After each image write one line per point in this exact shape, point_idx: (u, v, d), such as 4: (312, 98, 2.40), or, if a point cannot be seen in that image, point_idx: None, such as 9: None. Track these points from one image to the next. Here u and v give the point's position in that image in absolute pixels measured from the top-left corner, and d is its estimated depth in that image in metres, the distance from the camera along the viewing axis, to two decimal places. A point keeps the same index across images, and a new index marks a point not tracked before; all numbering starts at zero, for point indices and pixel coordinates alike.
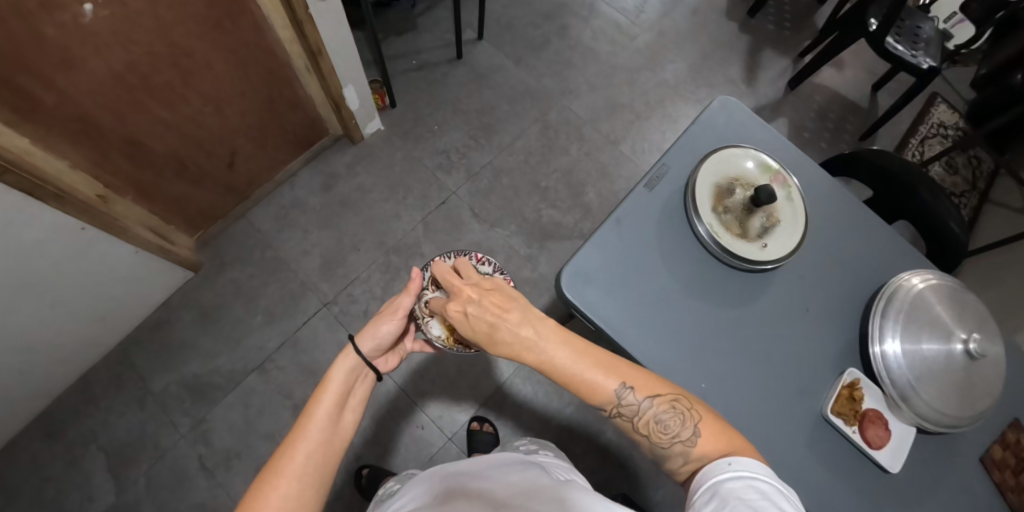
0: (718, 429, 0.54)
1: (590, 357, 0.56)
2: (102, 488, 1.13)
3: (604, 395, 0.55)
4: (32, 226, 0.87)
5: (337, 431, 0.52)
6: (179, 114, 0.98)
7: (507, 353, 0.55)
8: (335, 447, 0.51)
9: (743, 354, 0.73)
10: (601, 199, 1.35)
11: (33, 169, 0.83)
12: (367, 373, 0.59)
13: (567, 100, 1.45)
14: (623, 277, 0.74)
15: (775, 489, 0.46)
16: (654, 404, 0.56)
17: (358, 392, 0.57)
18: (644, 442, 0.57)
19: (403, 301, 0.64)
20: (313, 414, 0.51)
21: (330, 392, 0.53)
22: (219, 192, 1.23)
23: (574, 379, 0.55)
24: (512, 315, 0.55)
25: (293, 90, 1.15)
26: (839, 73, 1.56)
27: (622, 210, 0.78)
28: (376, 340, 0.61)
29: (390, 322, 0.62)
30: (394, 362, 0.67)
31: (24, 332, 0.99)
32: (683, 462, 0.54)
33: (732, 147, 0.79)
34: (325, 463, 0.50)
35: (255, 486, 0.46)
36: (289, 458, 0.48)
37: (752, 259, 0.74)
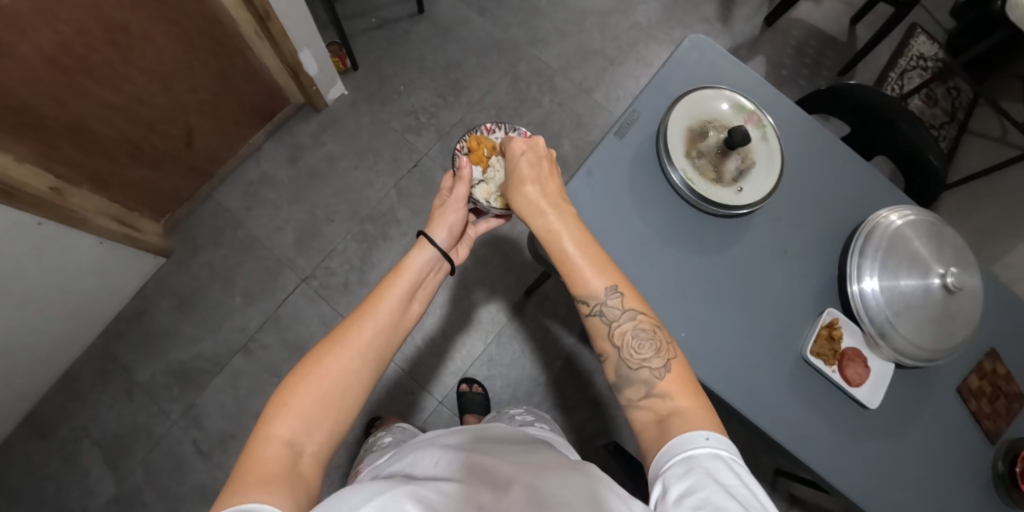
0: (686, 374, 0.55)
1: (590, 249, 0.59)
2: (103, 480, 1.17)
3: (589, 289, 0.58)
4: None
5: (403, 319, 0.56)
6: (125, 95, 0.92)
7: (521, 207, 0.63)
8: (398, 333, 0.55)
9: (723, 303, 0.73)
10: (577, 151, 1.28)
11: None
12: (440, 265, 0.64)
13: (536, 50, 1.34)
14: (596, 232, 0.71)
15: (749, 474, 0.43)
16: (635, 320, 0.57)
17: (428, 284, 0.62)
18: (611, 356, 0.58)
19: (460, 191, 0.69)
20: (387, 296, 0.55)
21: (406, 278, 0.57)
22: (182, 175, 1.16)
23: (568, 259, 0.59)
24: (548, 188, 0.64)
25: (245, 58, 1.07)
26: (817, 6, 1.43)
27: (593, 160, 0.74)
28: (446, 228, 0.67)
29: (453, 212, 0.68)
30: (465, 253, 0.73)
31: None
32: (644, 393, 0.54)
33: (703, 88, 0.76)
34: (386, 346, 0.53)
35: (316, 350, 0.49)
36: (357, 334, 0.51)
37: (727, 204, 0.72)
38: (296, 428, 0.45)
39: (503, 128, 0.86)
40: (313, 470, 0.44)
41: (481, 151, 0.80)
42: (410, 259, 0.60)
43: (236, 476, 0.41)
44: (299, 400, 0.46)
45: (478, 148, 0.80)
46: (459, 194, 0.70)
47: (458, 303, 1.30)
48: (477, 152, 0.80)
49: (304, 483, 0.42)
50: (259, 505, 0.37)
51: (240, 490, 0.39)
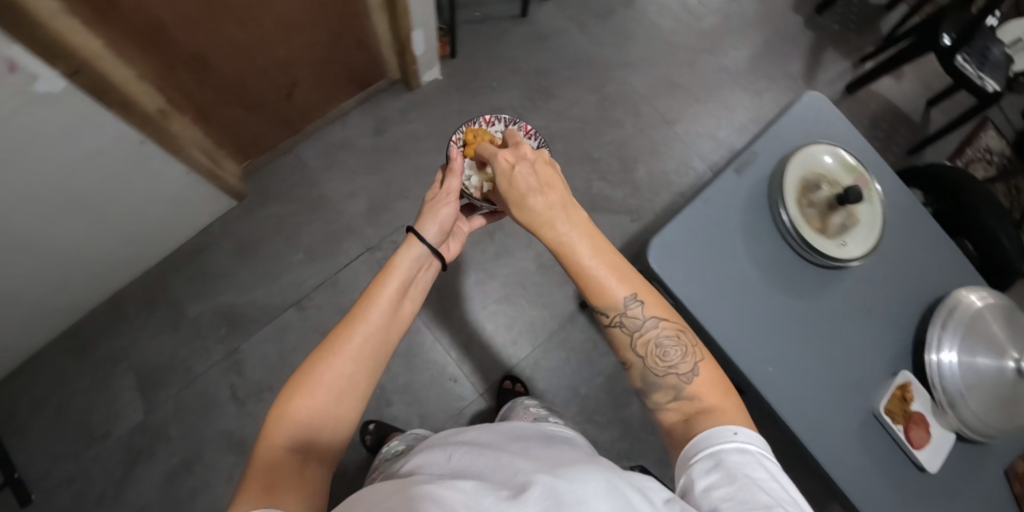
0: (716, 377, 0.56)
1: (607, 259, 0.57)
2: (133, 405, 1.18)
3: (611, 298, 0.57)
4: (96, 133, 0.87)
5: (397, 317, 0.56)
6: (249, 36, 0.94)
7: (529, 219, 0.58)
8: (393, 331, 0.56)
9: (809, 347, 0.76)
10: (651, 177, 1.31)
11: (97, 72, 0.80)
12: (430, 263, 0.65)
13: (627, 73, 1.37)
14: (705, 257, 0.75)
15: (777, 469, 0.45)
16: (659, 326, 0.58)
17: (419, 282, 0.62)
18: (635, 363, 0.59)
19: (452, 185, 0.70)
20: (378, 297, 0.55)
21: (395, 278, 0.57)
22: (274, 125, 1.18)
23: (585, 273, 0.57)
24: (553, 195, 0.58)
25: (361, 26, 1.09)
26: (898, 83, 1.48)
27: (711, 190, 0.78)
28: (437, 223, 0.67)
29: (445, 206, 0.68)
30: (456, 247, 0.74)
31: (63, 243, 0.99)
32: (673, 396, 0.56)
33: (816, 144, 0.81)
34: (379, 346, 0.53)
35: (312, 357, 0.50)
36: (347, 338, 0.52)
37: (832, 255, 0.76)
38: (300, 436, 0.46)
39: (503, 121, 0.88)
40: (314, 474, 0.46)
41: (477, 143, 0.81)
42: (399, 256, 0.60)
43: (244, 484, 0.43)
44: (297, 411, 0.48)
45: (472, 141, 0.81)
46: (451, 186, 0.70)
47: None
48: (473, 143, 0.81)
49: (308, 488, 0.44)
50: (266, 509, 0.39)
51: (246, 497, 0.41)
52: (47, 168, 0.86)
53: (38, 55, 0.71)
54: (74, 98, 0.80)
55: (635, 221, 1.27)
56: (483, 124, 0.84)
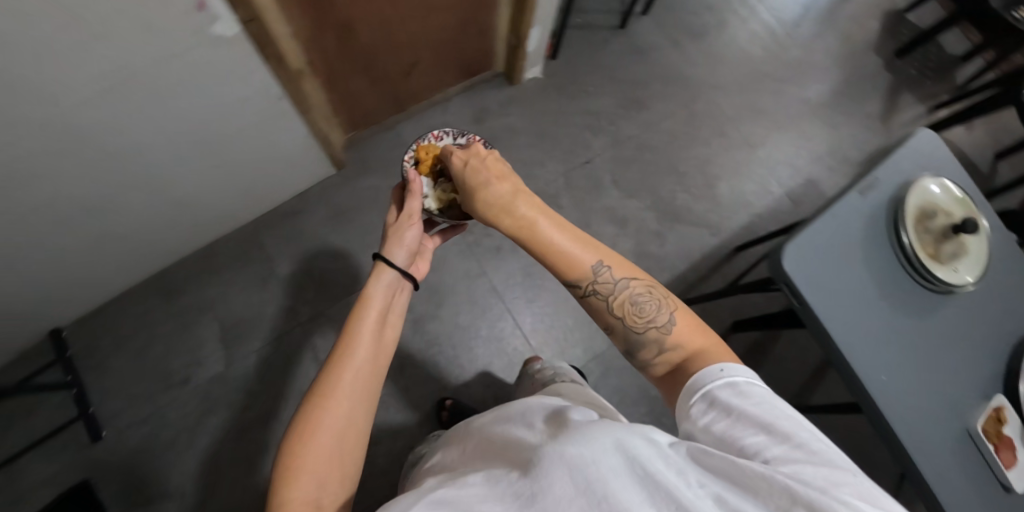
0: (693, 321, 0.54)
1: (567, 231, 0.57)
2: (213, 354, 1.20)
3: (579, 269, 0.56)
4: (244, 80, 0.91)
5: (382, 344, 0.58)
6: (394, 11, 0.99)
7: (488, 208, 0.59)
8: (380, 359, 0.57)
9: (916, 362, 0.81)
10: (731, 195, 1.36)
11: (263, 24, 0.83)
12: (403, 285, 0.66)
13: (715, 94, 1.44)
14: (830, 268, 0.81)
15: (769, 391, 0.43)
16: (630, 285, 0.56)
17: (395, 306, 0.64)
18: (617, 327, 0.57)
19: (413, 206, 0.71)
20: (359, 331, 0.57)
21: (372, 309, 0.60)
22: (386, 100, 1.22)
23: (548, 251, 0.56)
24: (508, 183, 0.60)
25: (488, 17, 1.14)
26: (967, 133, 1.54)
27: (838, 206, 0.83)
28: (404, 246, 0.69)
29: (409, 229, 0.70)
30: (424, 266, 0.76)
31: (179, 183, 1.04)
32: (658, 350, 0.53)
33: (929, 176, 0.86)
34: (370, 379, 0.55)
35: (306, 407, 0.51)
36: (337, 378, 0.53)
37: (944, 279, 0.81)
38: (313, 484, 0.47)
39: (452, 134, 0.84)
40: None
41: (430, 161, 0.80)
42: (371, 287, 0.62)
43: None
44: (306, 459, 0.48)
45: (426, 159, 0.80)
46: (414, 207, 0.72)
47: None
48: (426, 161, 0.80)
49: None
50: None
51: None
52: (193, 109, 0.91)
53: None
54: (240, 44, 0.84)
55: (715, 235, 1.32)
56: (434, 138, 0.83)
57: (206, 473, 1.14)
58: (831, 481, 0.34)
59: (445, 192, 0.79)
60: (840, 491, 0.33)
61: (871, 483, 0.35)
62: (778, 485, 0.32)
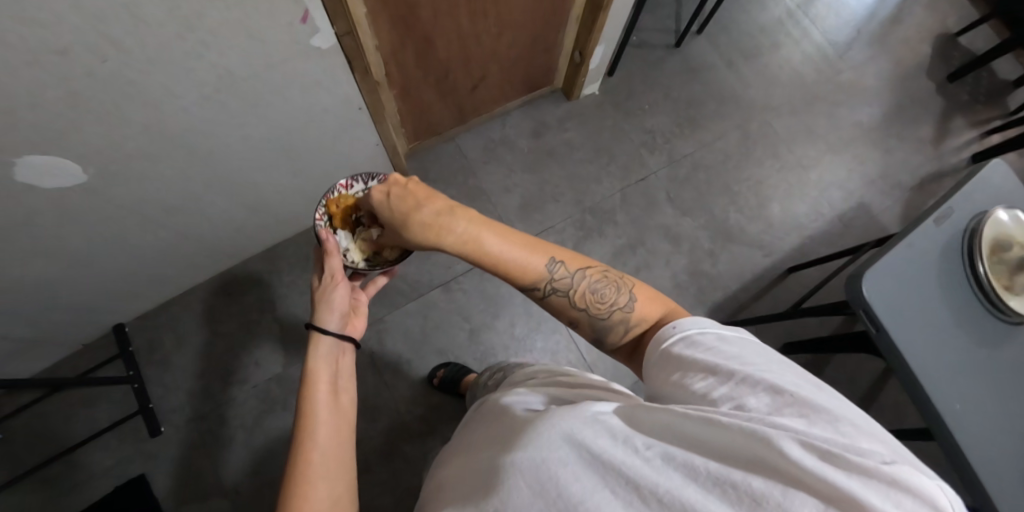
0: (648, 291, 0.56)
1: (510, 238, 0.57)
2: (271, 356, 1.23)
3: (536, 274, 0.56)
4: (329, 91, 0.93)
5: (342, 407, 0.57)
6: (472, 27, 1.01)
7: (423, 233, 0.57)
8: (344, 421, 0.56)
9: (990, 393, 0.81)
10: (784, 215, 1.37)
11: (355, 39, 0.86)
12: (345, 346, 0.64)
13: (768, 116, 1.46)
14: (904, 297, 0.81)
15: (719, 332, 0.43)
16: (583, 275, 0.57)
17: (345, 364, 0.62)
18: (583, 319, 0.58)
19: (334, 266, 0.68)
20: (314, 402, 0.55)
21: (322, 376, 0.58)
22: (451, 113, 1.25)
23: (501, 264, 0.56)
24: (438, 202, 0.58)
25: (557, 34, 1.16)
26: (1019, 159, 1.54)
27: (913, 235, 0.84)
28: (334, 308, 0.65)
29: (335, 291, 0.67)
30: (362, 324, 0.72)
31: (256, 188, 1.08)
32: (624, 329, 0.55)
33: (1002, 207, 0.87)
34: (338, 445, 0.53)
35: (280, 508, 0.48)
36: (305, 463, 0.50)
37: (1018, 310, 0.83)
38: None
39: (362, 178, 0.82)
40: None
41: (344, 213, 0.79)
42: (314, 359, 0.59)
43: None
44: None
45: (338, 210, 0.79)
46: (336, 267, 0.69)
47: None
48: (340, 213, 0.79)
49: None
50: None
51: None
52: (278, 118, 0.94)
53: (327, 13, 0.77)
54: (333, 56, 0.86)
55: (767, 256, 1.33)
56: (343, 187, 0.81)
57: (260, 472, 1.17)
58: (769, 407, 0.34)
59: (364, 241, 0.80)
60: (777, 415, 0.33)
61: (815, 391, 0.34)
62: (720, 424, 0.33)
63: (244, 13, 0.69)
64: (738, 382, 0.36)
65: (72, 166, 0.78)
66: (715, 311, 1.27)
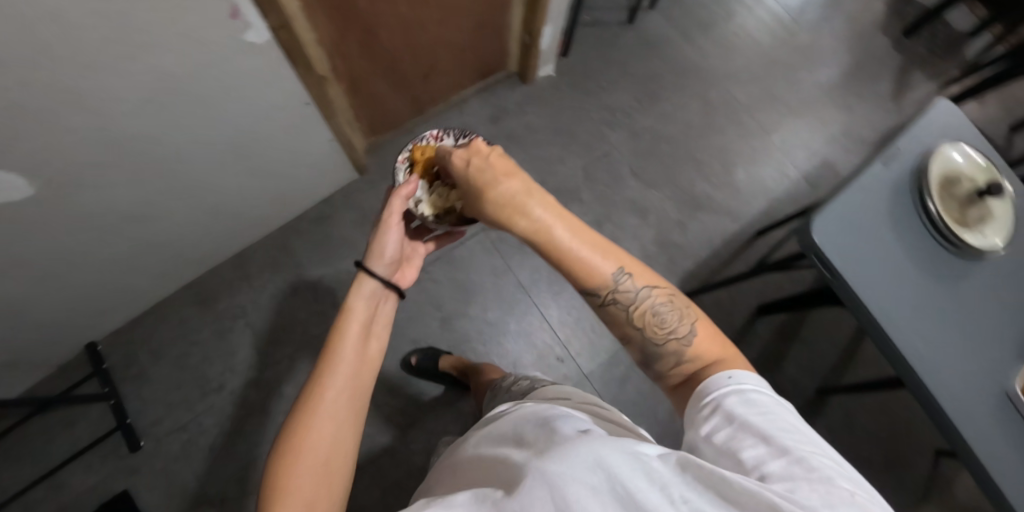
0: (711, 331, 0.56)
1: (585, 236, 0.56)
2: (246, 362, 1.22)
3: (600, 281, 0.55)
4: (273, 86, 0.93)
5: (368, 357, 0.56)
6: (414, 15, 1.01)
7: (496, 209, 0.58)
8: (368, 370, 0.56)
9: (950, 329, 0.82)
10: (750, 181, 1.38)
11: (292, 32, 0.86)
12: (388, 295, 0.65)
13: (727, 84, 1.46)
14: (858, 239, 0.81)
15: (774, 404, 0.46)
16: (652, 295, 0.56)
17: (383, 312, 0.62)
18: (635, 337, 0.58)
19: (393, 208, 0.68)
20: (342, 344, 0.55)
21: (355, 320, 0.58)
22: (407, 103, 1.25)
23: (572, 258, 0.55)
24: (514, 180, 0.58)
25: (503, 17, 1.16)
26: (981, 108, 1.54)
27: (863, 178, 0.84)
28: (384, 253, 0.66)
29: (389, 235, 0.68)
30: (411, 275, 0.74)
31: (213, 191, 1.07)
32: (675, 362, 0.55)
33: (949, 144, 0.88)
34: (357, 394, 0.53)
35: (288, 430, 0.49)
36: (320, 398, 0.51)
37: (973, 244, 0.83)
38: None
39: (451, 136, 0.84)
40: None
41: (425, 165, 0.78)
42: (353, 298, 0.60)
43: None
44: (290, 483, 0.46)
45: (421, 159, 0.79)
46: (396, 209, 0.69)
47: None
48: (420, 164, 0.79)
49: None
50: None
51: None
52: (226, 116, 0.93)
53: (257, 7, 0.77)
54: (270, 51, 0.86)
55: (736, 222, 1.33)
56: (432, 137, 0.83)
57: (243, 479, 1.16)
58: (818, 500, 0.34)
59: (440, 198, 0.79)
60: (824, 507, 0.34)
61: (859, 497, 0.36)
62: (765, 500, 0.33)
63: (172, 12, 0.68)
64: (792, 460, 0.38)
65: (19, 180, 0.77)
66: (687, 279, 1.27)
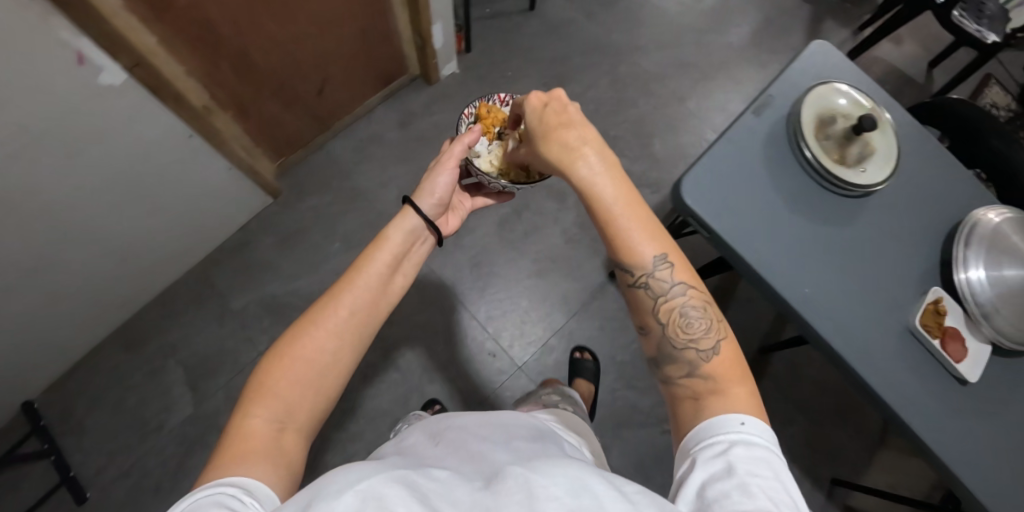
0: (738, 356, 0.53)
1: (640, 210, 0.54)
2: (182, 399, 1.21)
3: (639, 258, 0.54)
4: (147, 124, 0.92)
5: (387, 292, 0.58)
6: (286, 33, 1.01)
7: (552, 160, 0.56)
8: (380, 304, 0.57)
9: (841, 270, 0.80)
10: (668, 150, 1.36)
11: (151, 69, 0.85)
12: (425, 236, 0.66)
13: (636, 57, 1.45)
14: (732, 191, 0.80)
15: (781, 470, 0.42)
16: (686, 295, 0.55)
17: (413, 255, 0.64)
18: (654, 330, 0.57)
19: (455, 151, 0.69)
20: (365, 271, 0.56)
21: (385, 252, 0.59)
22: (307, 120, 1.25)
23: (613, 222, 0.54)
24: (585, 139, 0.56)
25: (386, 22, 1.16)
26: (897, 48, 1.53)
27: (733, 131, 0.83)
28: (434, 193, 0.68)
29: (443, 175, 0.68)
30: (454, 222, 0.76)
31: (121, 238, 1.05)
32: (686, 372, 0.52)
33: (828, 85, 0.86)
34: (363, 323, 0.54)
35: (295, 327, 0.51)
36: (331, 315, 0.53)
37: (853, 181, 0.80)
38: (276, 408, 0.47)
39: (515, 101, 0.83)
40: (292, 445, 0.47)
41: (490, 121, 0.78)
42: (391, 228, 0.62)
43: (221, 447, 0.44)
44: (276, 385, 0.48)
45: (488, 118, 0.78)
46: (454, 153, 0.70)
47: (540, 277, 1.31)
48: (487, 120, 0.78)
49: (283, 460, 0.44)
50: (239, 478, 0.40)
51: (224, 462, 0.42)
52: (107, 163, 0.91)
53: (103, 49, 0.76)
54: (132, 90, 0.85)
55: (656, 192, 1.32)
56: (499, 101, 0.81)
57: None
58: None
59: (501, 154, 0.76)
60: None
61: None
62: None
63: (9, 69, 0.66)
64: None
65: None
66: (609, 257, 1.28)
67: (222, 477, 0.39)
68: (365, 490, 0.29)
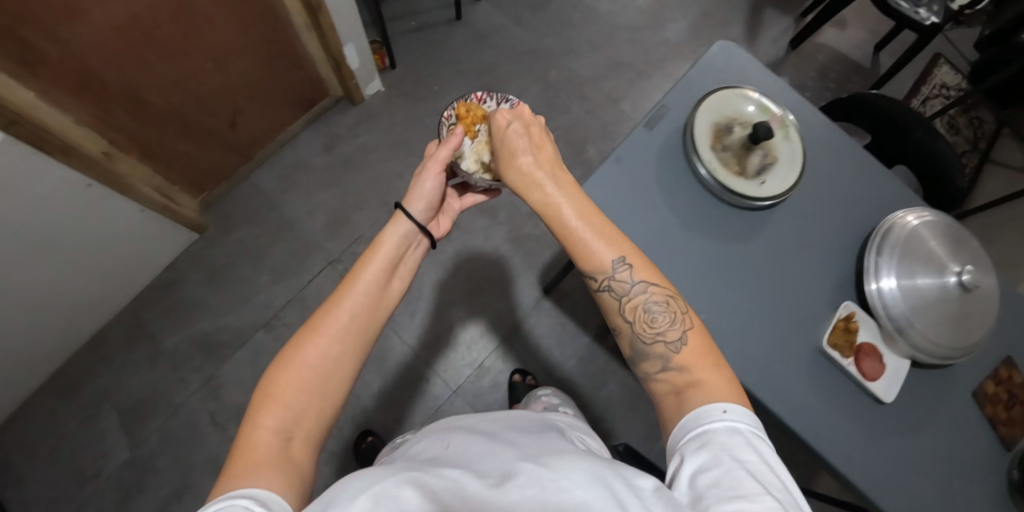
0: (709, 345, 0.49)
1: (595, 219, 0.53)
2: (116, 444, 1.20)
3: (595, 263, 0.52)
4: (37, 180, 0.87)
5: (389, 292, 0.52)
6: (183, 71, 0.97)
7: (517, 182, 0.56)
8: (384, 303, 0.52)
9: (742, 288, 0.76)
10: (602, 156, 1.32)
11: (31, 124, 0.81)
12: (419, 239, 0.59)
13: (568, 60, 1.41)
14: (622, 212, 0.76)
15: (772, 454, 0.39)
16: (648, 292, 0.51)
17: (410, 257, 0.57)
18: (624, 329, 0.53)
19: (443, 155, 0.62)
20: (368, 267, 0.51)
21: (385, 250, 0.53)
22: (225, 153, 1.23)
23: (573, 233, 0.52)
24: (542, 157, 0.57)
25: (294, 48, 1.13)
26: (841, 32, 1.47)
27: (623, 148, 0.80)
28: (424, 198, 0.61)
29: (430, 179, 0.62)
30: (446, 223, 0.68)
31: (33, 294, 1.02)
32: (660, 367, 0.48)
33: (731, 88, 0.80)
34: (368, 323, 0.49)
35: (297, 332, 0.46)
36: (334, 315, 0.47)
37: (749, 194, 0.76)
38: (285, 415, 0.42)
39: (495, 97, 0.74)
40: (302, 452, 0.41)
41: (469, 121, 0.69)
42: (388, 228, 0.55)
43: (228, 461, 0.39)
44: (281, 392, 0.43)
45: (467, 117, 0.70)
46: (440, 156, 0.62)
47: (475, 296, 1.29)
48: (466, 120, 0.69)
49: (295, 468, 0.40)
50: (252, 491, 0.35)
51: (233, 474, 0.37)
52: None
53: None
54: (13, 148, 0.80)
55: None
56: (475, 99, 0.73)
57: None
58: None
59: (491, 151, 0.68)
60: None
61: None
62: None
63: None
64: None
65: None
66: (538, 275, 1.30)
67: (238, 488, 0.35)
68: (378, 493, 0.28)
